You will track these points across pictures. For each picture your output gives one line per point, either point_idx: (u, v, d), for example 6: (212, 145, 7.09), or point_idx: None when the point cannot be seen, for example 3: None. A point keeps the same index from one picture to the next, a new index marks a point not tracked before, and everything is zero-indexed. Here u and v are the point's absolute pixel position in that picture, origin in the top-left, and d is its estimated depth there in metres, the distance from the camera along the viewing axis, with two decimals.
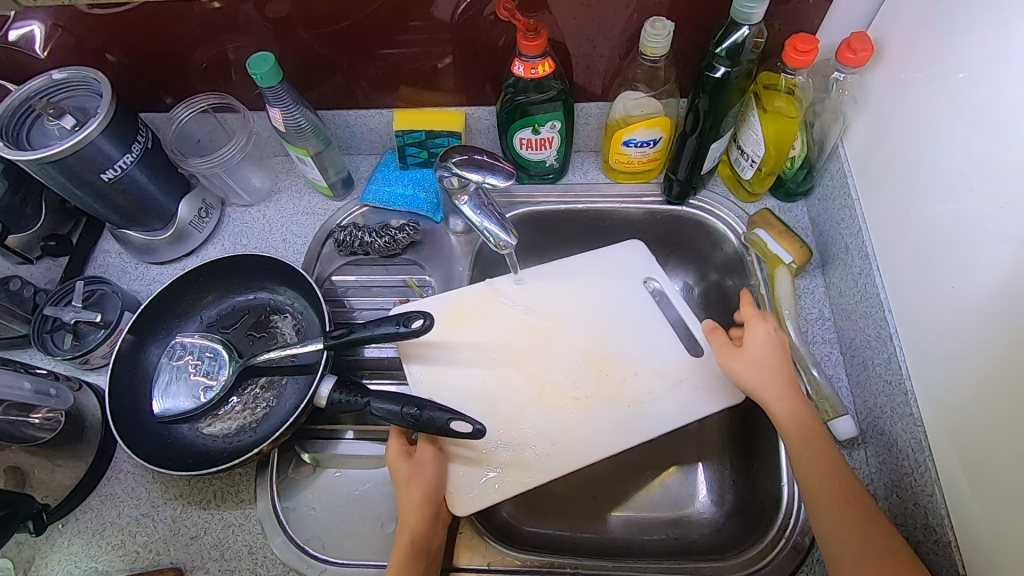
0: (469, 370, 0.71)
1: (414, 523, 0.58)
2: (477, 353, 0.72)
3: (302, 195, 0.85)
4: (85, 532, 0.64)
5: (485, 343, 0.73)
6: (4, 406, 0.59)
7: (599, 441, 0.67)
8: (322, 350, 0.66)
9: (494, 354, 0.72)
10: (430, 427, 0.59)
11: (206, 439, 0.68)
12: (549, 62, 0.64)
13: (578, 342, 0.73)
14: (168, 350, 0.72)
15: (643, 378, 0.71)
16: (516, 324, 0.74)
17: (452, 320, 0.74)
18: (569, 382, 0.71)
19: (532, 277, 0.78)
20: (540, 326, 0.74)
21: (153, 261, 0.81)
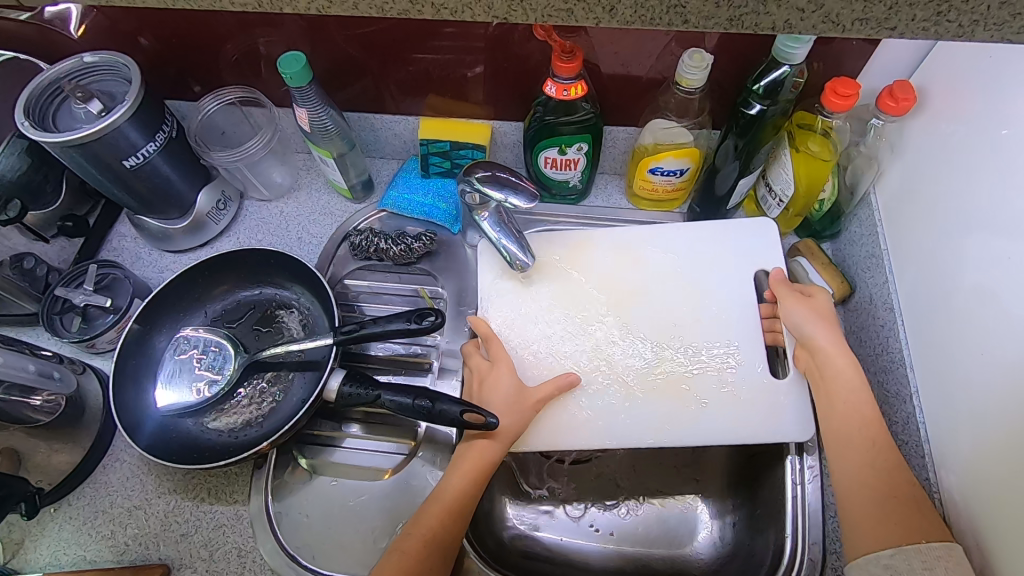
0: (539, 321, 0.70)
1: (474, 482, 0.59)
2: (549, 309, 0.70)
3: (322, 194, 0.85)
4: (77, 519, 0.64)
5: (565, 295, 0.71)
6: (5, 387, 0.59)
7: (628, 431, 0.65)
8: (330, 346, 0.66)
9: (571, 307, 0.70)
10: (441, 419, 0.58)
11: (211, 434, 0.67)
12: (582, 84, 0.63)
13: (657, 319, 0.69)
14: (173, 342, 0.71)
15: (711, 375, 0.66)
16: (605, 279, 0.71)
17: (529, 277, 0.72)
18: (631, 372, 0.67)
19: (628, 236, 0.72)
20: (624, 289, 0.70)
21: (168, 249, 0.80)
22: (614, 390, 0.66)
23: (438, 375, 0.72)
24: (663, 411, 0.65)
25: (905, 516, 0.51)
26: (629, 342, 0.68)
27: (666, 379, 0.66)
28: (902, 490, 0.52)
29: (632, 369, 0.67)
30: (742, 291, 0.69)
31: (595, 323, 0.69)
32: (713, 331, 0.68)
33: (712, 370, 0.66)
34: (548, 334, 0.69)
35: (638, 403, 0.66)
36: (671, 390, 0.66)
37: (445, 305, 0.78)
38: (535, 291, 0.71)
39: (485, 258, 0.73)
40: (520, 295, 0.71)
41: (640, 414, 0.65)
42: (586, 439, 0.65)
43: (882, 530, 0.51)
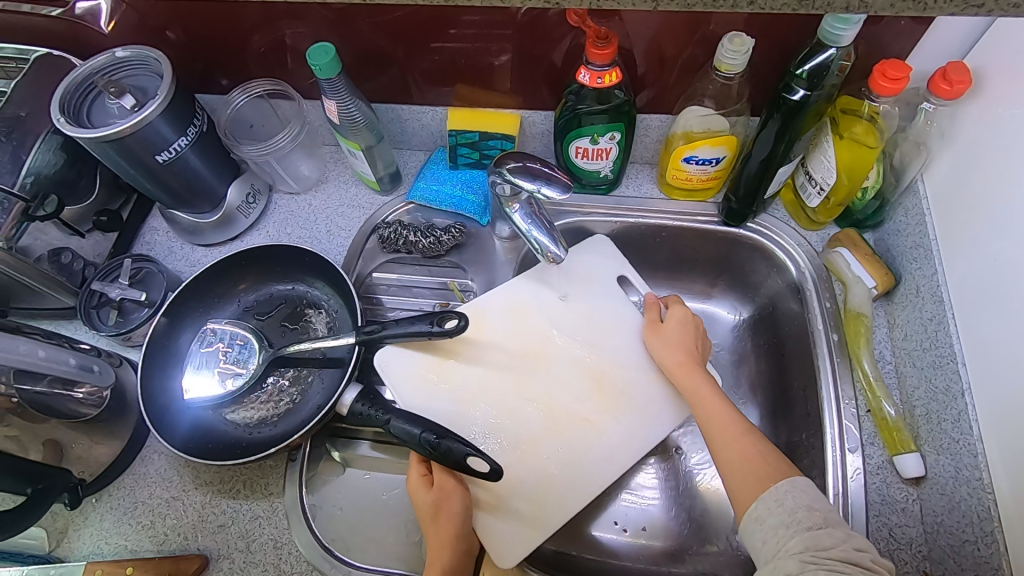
0: (475, 405, 0.67)
1: (445, 562, 0.56)
2: (477, 396, 0.67)
3: (350, 186, 0.85)
4: (118, 509, 0.65)
5: (473, 388, 0.68)
6: (47, 380, 0.59)
7: (615, 456, 0.66)
8: (352, 345, 0.65)
9: (494, 389, 0.68)
10: (447, 458, 0.57)
11: (227, 425, 0.67)
12: (617, 71, 0.61)
13: (564, 364, 0.70)
14: (200, 337, 0.72)
15: (635, 380, 0.69)
16: (496, 352, 0.70)
17: (448, 363, 0.69)
18: (576, 412, 0.67)
19: (516, 289, 0.73)
20: (522, 353, 0.70)
21: (199, 243, 0.81)
22: (580, 433, 0.67)
23: None
24: (620, 430, 0.67)
25: (750, 455, 0.54)
26: (548, 402, 0.68)
27: (606, 401, 0.68)
28: (741, 447, 0.55)
29: (567, 409, 0.68)
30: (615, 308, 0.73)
31: (517, 399, 0.68)
32: (609, 350, 0.71)
33: (635, 368, 0.70)
34: (485, 405, 0.67)
35: (602, 432, 0.67)
36: (623, 404, 0.68)
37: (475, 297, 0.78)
38: (453, 379, 0.68)
39: (397, 375, 0.67)
40: (441, 387, 0.67)
41: (609, 432, 0.67)
42: (588, 487, 0.64)
43: (747, 487, 0.52)
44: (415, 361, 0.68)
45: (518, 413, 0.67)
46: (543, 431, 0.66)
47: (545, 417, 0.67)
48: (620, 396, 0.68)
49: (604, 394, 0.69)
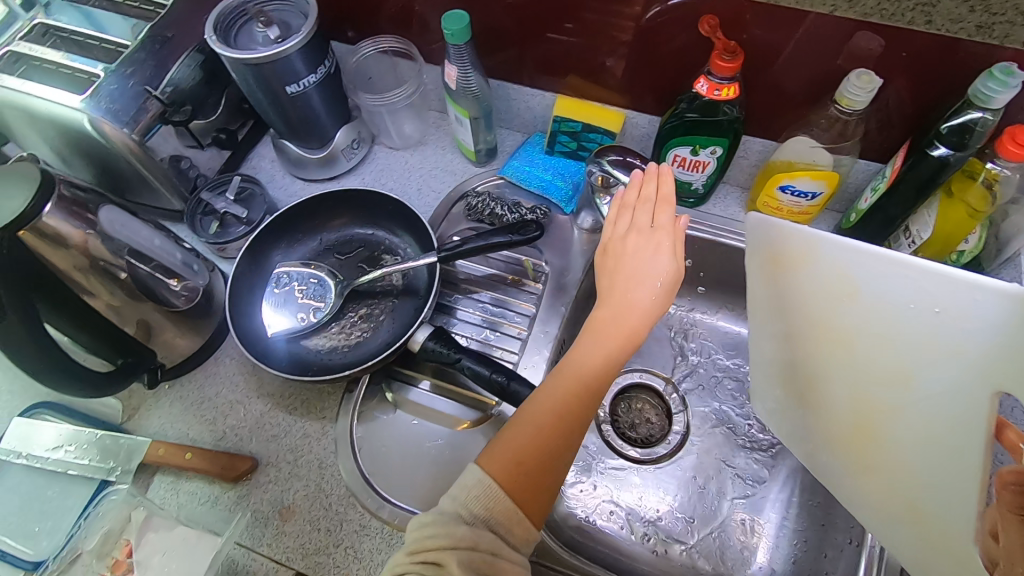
0: (766, 321, 0.66)
1: (545, 416, 0.52)
2: (792, 313, 0.62)
3: (447, 152, 0.88)
4: (187, 399, 0.70)
5: (814, 319, 0.60)
6: (153, 265, 0.64)
7: (829, 470, 0.60)
8: (433, 264, 0.72)
9: (824, 357, 0.61)
10: (513, 399, 0.61)
11: (302, 350, 0.72)
12: (736, 86, 0.63)
13: (872, 382, 0.57)
14: (273, 279, 0.75)
15: (914, 467, 0.54)
16: (817, 305, 0.59)
17: (785, 276, 0.61)
18: (850, 418, 0.58)
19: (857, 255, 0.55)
20: (832, 333, 0.59)
21: (300, 176, 0.86)
22: (810, 425, 0.62)
23: (528, 342, 0.73)
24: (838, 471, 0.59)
25: None
26: (844, 382, 0.58)
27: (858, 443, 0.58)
28: None
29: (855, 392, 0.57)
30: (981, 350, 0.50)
31: (827, 350, 0.59)
32: (912, 392, 0.54)
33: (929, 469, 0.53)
34: (805, 331, 0.61)
35: (824, 458, 0.61)
36: (873, 464, 0.57)
37: (546, 278, 0.77)
38: (791, 308, 0.62)
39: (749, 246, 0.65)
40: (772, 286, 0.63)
41: (835, 469, 0.60)
42: (802, 456, 0.64)
43: None
44: (768, 239, 0.62)
45: (821, 359, 0.60)
46: (816, 380, 0.61)
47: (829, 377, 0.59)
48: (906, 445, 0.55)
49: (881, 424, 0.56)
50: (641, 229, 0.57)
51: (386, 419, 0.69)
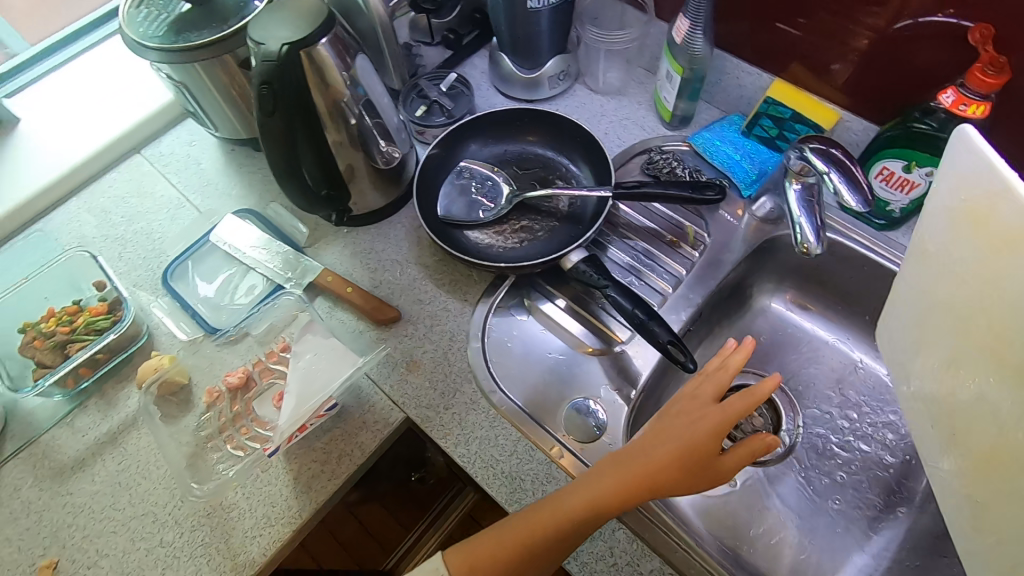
0: (937, 275, 0.45)
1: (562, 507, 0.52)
2: (962, 280, 0.42)
3: (642, 107, 0.89)
4: (358, 246, 0.79)
5: (998, 285, 0.38)
6: (376, 121, 0.72)
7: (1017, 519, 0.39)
8: (607, 199, 0.75)
9: (975, 340, 0.41)
10: (648, 336, 0.65)
11: (463, 237, 0.77)
12: (987, 106, 0.60)
13: (1009, 413, 0.38)
14: (457, 169, 0.82)
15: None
16: (1001, 278, 0.38)
17: (991, 241, 0.38)
18: (982, 431, 0.42)
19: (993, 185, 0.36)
20: (999, 335, 0.38)
21: (503, 91, 0.91)
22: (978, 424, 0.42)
23: (669, 299, 0.74)
24: (962, 507, 0.46)
25: None
26: (995, 389, 0.40)
27: (958, 446, 0.45)
28: None
29: (991, 407, 0.40)
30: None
31: (998, 347, 0.39)
32: (997, 402, 0.40)
33: None
34: (944, 276, 0.44)
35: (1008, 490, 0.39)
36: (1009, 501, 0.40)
37: (704, 249, 0.77)
38: (933, 271, 0.45)
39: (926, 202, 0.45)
40: (921, 262, 0.47)
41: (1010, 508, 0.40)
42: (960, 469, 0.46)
43: None
44: (962, 169, 0.40)
45: (994, 363, 0.39)
46: (965, 372, 0.43)
47: (972, 380, 0.42)
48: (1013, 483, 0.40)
49: (994, 454, 0.41)
50: (690, 409, 0.52)
51: (518, 322, 0.74)
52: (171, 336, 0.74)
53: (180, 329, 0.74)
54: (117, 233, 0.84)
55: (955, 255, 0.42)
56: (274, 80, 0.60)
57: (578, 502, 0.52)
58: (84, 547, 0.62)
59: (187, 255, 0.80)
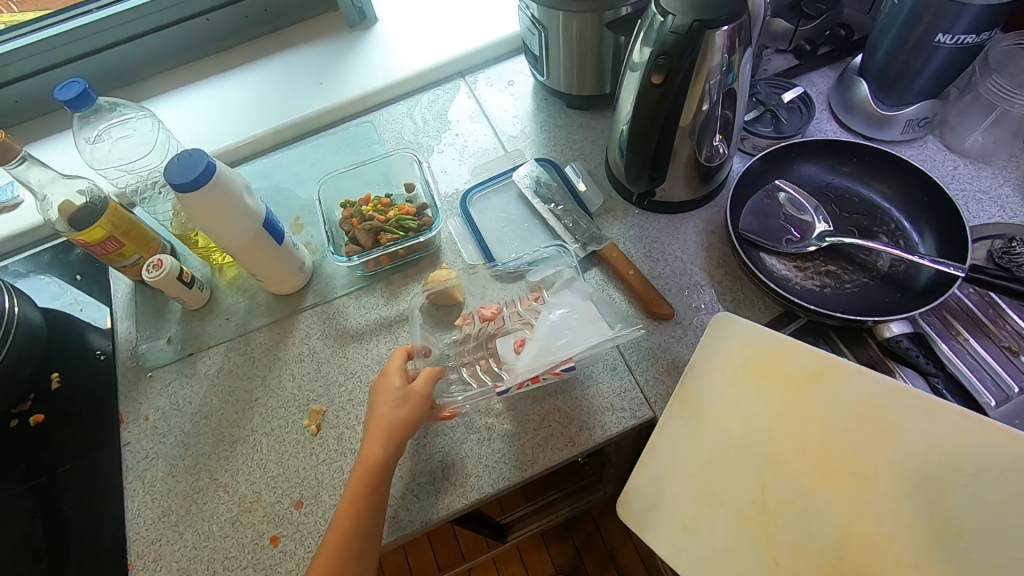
0: (722, 425, 0.59)
1: (360, 504, 0.57)
2: (673, 467, 0.59)
3: (1005, 184, 0.74)
4: (644, 230, 0.78)
5: (775, 479, 0.56)
6: (724, 114, 0.68)
7: None
8: (956, 278, 0.63)
9: (743, 443, 0.58)
10: None
11: (759, 259, 0.72)
12: None
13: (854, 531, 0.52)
14: (773, 186, 0.76)
15: None
16: (811, 419, 0.57)
17: (790, 381, 0.59)
18: (802, 514, 0.54)
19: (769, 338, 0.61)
20: (838, 460, 0.54)
21: (839, 118, 0.82)
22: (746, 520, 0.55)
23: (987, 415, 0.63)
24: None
25: None
26: (727, 547, 0.54)
27: (763, 509, 0.55)
28: None
29: (717, 549, 0.55)
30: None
31: (760, 514, 0.55)
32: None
33: None
34: (657, 491, 0.58)
35: None
36: None
37: None
38: (732, 395, 0.60)
39: (709, 337, 0.63)
40: (684, 414, 0.60)
41: None
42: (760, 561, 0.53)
43: None
44: (731, 339, 0.62)
45: (739, 513, 0.55)
46: (707, 524, 0.56)
47: (707, 514, 0.56)
48: None
49: (868, 551, 0.51)
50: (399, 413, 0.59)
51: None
52: (458, 254, 0.79)
53: (468, 253, 0.79)
54: (430, 146, 0.91)
55: (717, 343, 0.62)
56: (673, 53, 0.58)
57: (382, 445, 0.58)
58: (347, 409, 0.70)
59: (486, 185, 0.84)
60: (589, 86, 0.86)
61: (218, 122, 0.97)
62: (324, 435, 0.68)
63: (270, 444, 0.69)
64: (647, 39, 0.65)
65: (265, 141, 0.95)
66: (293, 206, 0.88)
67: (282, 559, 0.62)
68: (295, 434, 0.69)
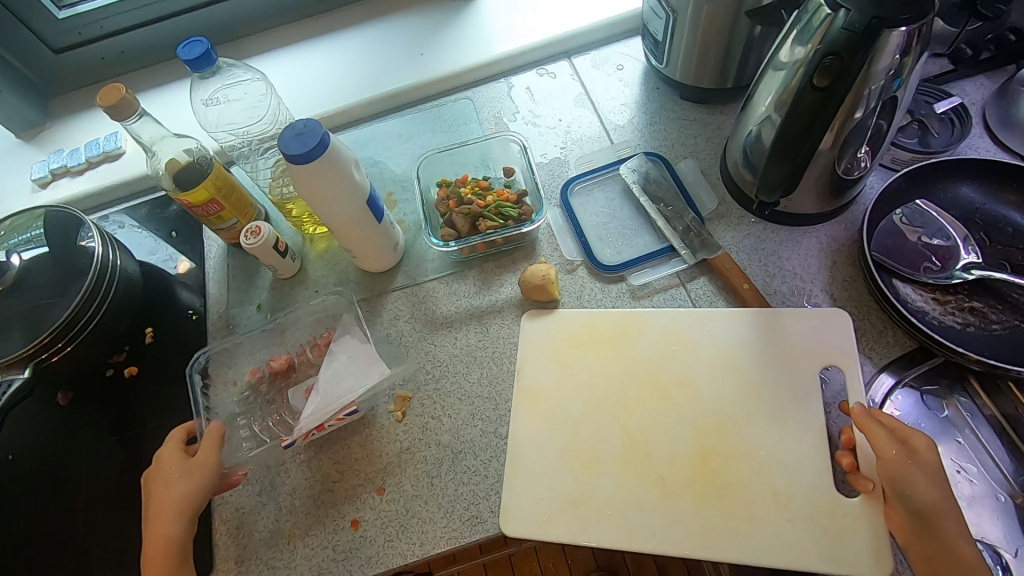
0: (570, 398, 0.65)
1: (177, 523, 0.56)
2: (543, 451, 0.62)
3: None
4: (761, 241, 0.72)
5: (631, 419, 0.63)
6: (878, 122, 0.61)
7: (671, 531, 0.57)
8: None
9: (573, 394, 0.65)
10: None
11: (891, 286, 0.65)
12: None
13: (694, 416, 0.62)
14: (913, 207, 0.69)
15: (758, 493, 0.57)
16: (631, 363, 0.66)
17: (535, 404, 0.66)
18: (654, 437, 0.62)
19: (582, 314, 0.70)
20: (664, 381, 0.64)
21: (996, 136, 0.73)
22: (609, 472, 0.60)
23: None
24: (652, 488, 0.59)
25: None
26: (624, 495, 0.59)
27: (632, 451, 0.61)
28: None
29: (617, 501, 0.59)
30: (789, 386, 0.62)
31: (631, 454, 0.61)
32: (757, 434, 0.60)
33: (768, 475, 0.58)
34: (537, 482, 0.61)
35: (673, 498, 0.58)
36: (723, 501, 0.58)
37: None
38: (538, 402, 0.65)
39: (524, 338, 0.69)
40: (527, 406, 0.65)
41: (682, 512, 0.58)
42: (648, 473, 0.60)
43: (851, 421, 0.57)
44: (536, 336, 0.69)
45: (617, 463, 0.61)
46: (596, 489, 0.60)
47: (593, 478, 0.60)
48: (732, 463, 0.59)
49: (714, 430, 0.61)
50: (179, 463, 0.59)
51: (934, 417, 0.60)
52: (555, 248, 0.76)
53: (567, 247, 0.75)
54: (530, 129, 0.87)
55: (533, 333, 0.69)
56: (844, 53, 0.52)
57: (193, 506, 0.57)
58: (434, 398, 0.68)
59: (589, 176, 0.80)
60: (711, 78, 0.80)
61: (314, 86, 0.96)
62: (409, 423, 0.67)
63: (354, 424, 0.68)
64: (805, 37, 0.58)
65: (358, 109, 0.93)
66: (386, 180, 0.86)
67: (362, 544, 0.61)
68: (381, 419, 0.68)
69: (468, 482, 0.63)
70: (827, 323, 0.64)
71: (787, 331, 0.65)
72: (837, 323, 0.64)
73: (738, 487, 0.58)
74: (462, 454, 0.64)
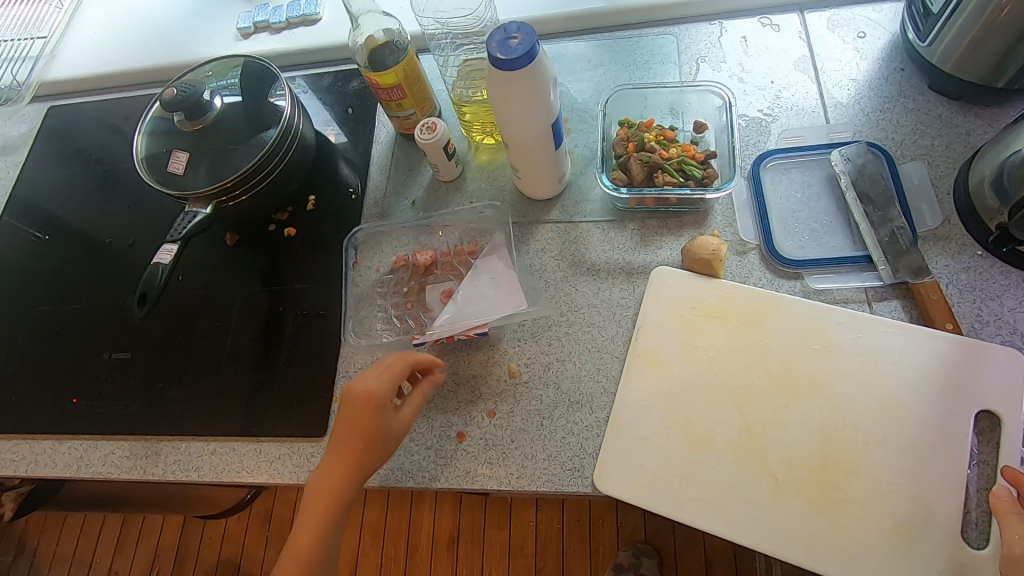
0: (693, 370, 0.61)
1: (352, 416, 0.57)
2: (652, 418, 0.59)
3: None
4: (981, 279, 0.61)
5: (752, 407, 0.58)
6: None
7: (772, 534, 0.53)
8: None
9: (693, 362, 0.61)
10: None
11: None
12: None
13: (820, 419, 0.57)
14: None
15: (877, 520, 0.52)
16: (765, 349, 0.61)
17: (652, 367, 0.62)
18: (774, 432, 0.57)
19: (726, 287, 0.64)
20: (798, 377, 0.59)
21: None
22: (719, 457, 0.57)
23: None
24: (760, 484, 0.55)
25: None
26: (729, 481, 0.55)
27: (748, 440, 0.57)
28: None
29: (721, 487, 0.55)
30: (937, 418, 0.55)
31: (747, 443, 0.57)
32: (890, 458, 0.54)
33: (891, 503, 0.53)
34: (638, 450, 0.58)
35: (780, 499, 0.54)
36: (835, 515, 0.53)
37: None
38: (661, 368, 0.61)
39: (650, 293, 0.65)
40: (645, 368, 0.62)
41: (788, 514, 0.54)
42: (763, 470, 0.55)
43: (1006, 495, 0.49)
44: (666, 292, 0.65)
45: (730, 449, 0.57)
46: (701, 469, 0.56)
47: (699, 458, 0.57)
48: (854, 481, 0.54)
49: (844, 443, 0.56)
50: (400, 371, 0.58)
51: None
52: (731, 224, 0.69)
53: (744, 227, 0.68)
54: (734, 84, 0.77)
55: (661, 290, 0.65)
56: None
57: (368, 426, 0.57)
58: (561, 341, 0.66)
59: (791, 154, 0.71)
60: (980, 72, 0.66)
61: None
62: (532, 357, 0.66)
63: (479, 343, 0.68)
64: None
65: (555, 24, 0.87)
66: (566, 105, 0.82)
67: (463, 457, 0.62)
68: (506, 345, 0.67)
69: (577, 433, 0.61)
70: (1005, 361, 0.56)
71: (959, 364, 0.57)
72: (1000, 353, 0.56)
73: (853, 507, 0.53)
74: (576, 404, 0.63)
